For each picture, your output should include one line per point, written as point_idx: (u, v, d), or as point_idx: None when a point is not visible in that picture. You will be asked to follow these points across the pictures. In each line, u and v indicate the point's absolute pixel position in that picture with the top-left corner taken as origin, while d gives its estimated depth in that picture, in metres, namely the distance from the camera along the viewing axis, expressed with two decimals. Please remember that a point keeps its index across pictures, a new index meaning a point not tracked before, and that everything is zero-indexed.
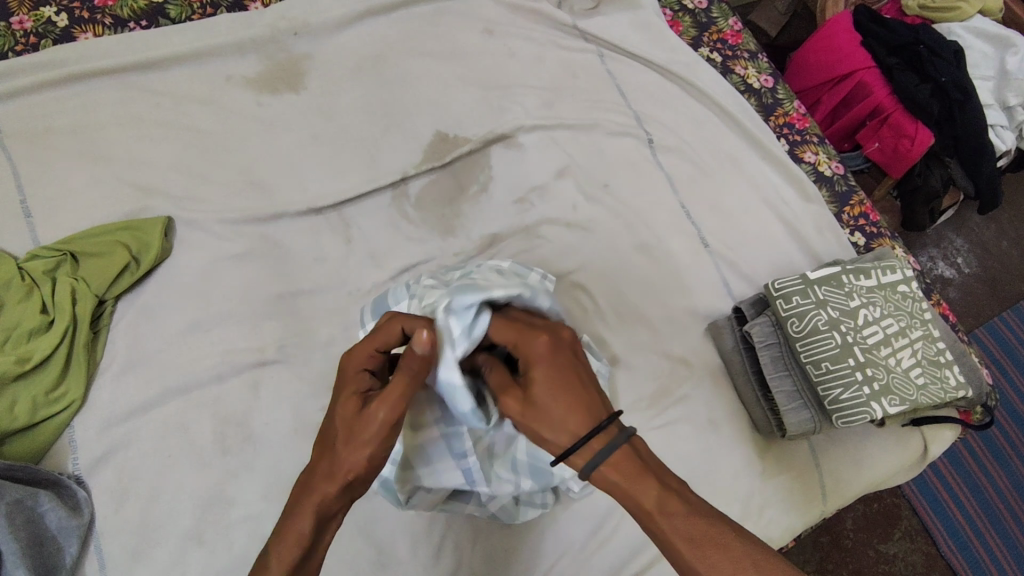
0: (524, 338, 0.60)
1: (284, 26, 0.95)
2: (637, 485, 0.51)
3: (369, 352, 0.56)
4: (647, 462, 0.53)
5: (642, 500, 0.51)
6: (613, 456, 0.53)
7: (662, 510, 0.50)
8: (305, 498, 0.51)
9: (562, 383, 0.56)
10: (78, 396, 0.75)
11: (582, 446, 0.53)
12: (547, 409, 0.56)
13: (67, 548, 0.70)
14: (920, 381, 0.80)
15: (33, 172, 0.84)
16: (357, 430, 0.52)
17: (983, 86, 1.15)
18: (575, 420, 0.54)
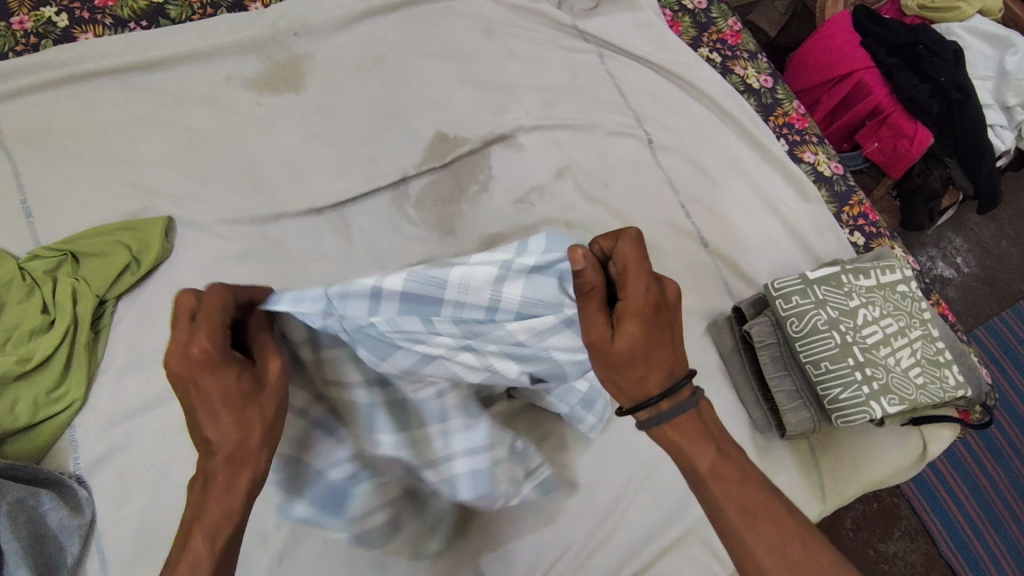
0: (637, 280, 0.50)
1: (285, 27, 0.95)
2: (695, 447, 0.54)
3: (217, 330, 0.52)
4: (708, 427, 0.55)
5: (698, 463, 0.53)
6: (679, 418, 0.53)
7: (718, 475, 0.53)
8: (231, 486, 0.53)
9: (656, 333, 0.52)
10: (79, 396, 0.75)
11: (654, 405, 0.53)
12: (638, 361, 0.52)
13: (68, 547, 0.70)
14: (919, 381, 0.81)
15: (34, 172, 0.84)
16: (260, 403, 0.53)
17: (983, 86, 1.15)
18: (654, 378, 0.53)
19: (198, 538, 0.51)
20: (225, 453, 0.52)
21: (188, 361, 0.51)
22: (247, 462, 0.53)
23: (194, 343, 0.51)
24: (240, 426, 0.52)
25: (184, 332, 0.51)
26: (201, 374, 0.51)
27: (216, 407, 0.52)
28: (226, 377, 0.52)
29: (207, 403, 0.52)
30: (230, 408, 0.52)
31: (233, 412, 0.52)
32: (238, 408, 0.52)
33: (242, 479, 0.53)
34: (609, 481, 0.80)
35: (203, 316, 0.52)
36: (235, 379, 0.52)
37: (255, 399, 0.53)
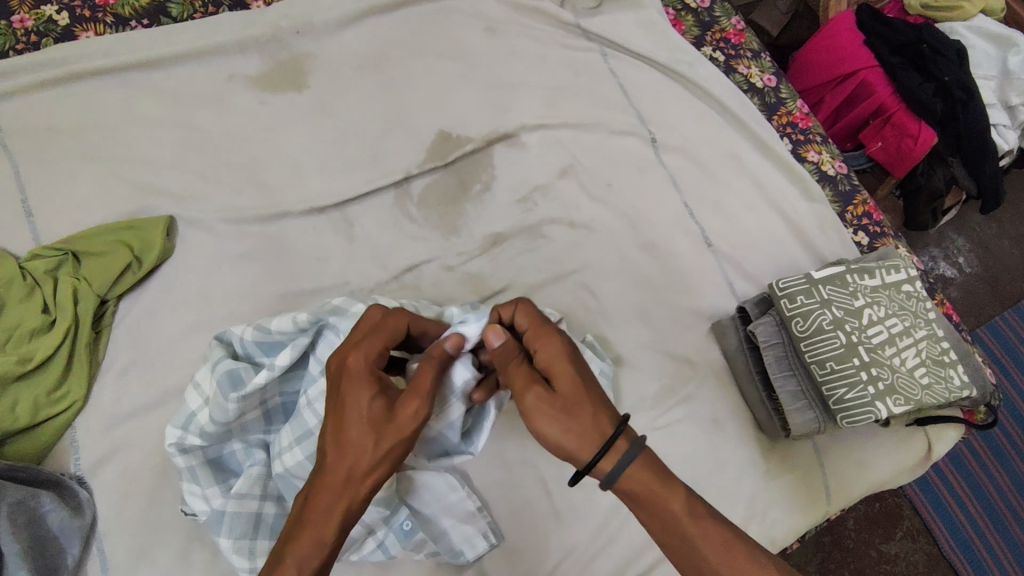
0: (548, 334, 0.59)
1: (287, 25, 0.94)
2: (665, 489, 0.53)
3: (377, 349, 0.56)
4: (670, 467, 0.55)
5: (671, 503, 0.52)
6: (642, 459, 0.53)
7: (690, 514, 0.52)
8: (328, 506, 0.52)
9: (585, 376, 0.57)
10: (80, 396, 0.75)
11: (609, 450, 0.52)
12: (581, 400, 0.55)
13: (69, 549, 0.70)
14: (925, 381, 0.80)
15: (35, 171, 0.84)
16: (387, 430, 0.53)
17: (985, 85, 1.15)
18: (605, 417, 0.54)
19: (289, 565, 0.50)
20: (336, 470, 0.52)
21: (339, 368, 0.55)
22: (350, 489, 0.52)
23: (351, 355, 0.55)
24: (360, 446, 0.53)
25: (352, 341, 0.57)
26: (352, 383, 0.54)
27: (358, 430, 0.53)
28: (362, 394, 0.54)
29: (341, 416, 0.54)
30: (369, 434, 0.53)
31: (363, 432, 0.53)
32: (378, 439, 0.53)
33: (339, 516, 0.52)
34: None
35: (372, 332, 0.57)
36: (382, 407, 0.54)
37: (387, 425, 0.53)
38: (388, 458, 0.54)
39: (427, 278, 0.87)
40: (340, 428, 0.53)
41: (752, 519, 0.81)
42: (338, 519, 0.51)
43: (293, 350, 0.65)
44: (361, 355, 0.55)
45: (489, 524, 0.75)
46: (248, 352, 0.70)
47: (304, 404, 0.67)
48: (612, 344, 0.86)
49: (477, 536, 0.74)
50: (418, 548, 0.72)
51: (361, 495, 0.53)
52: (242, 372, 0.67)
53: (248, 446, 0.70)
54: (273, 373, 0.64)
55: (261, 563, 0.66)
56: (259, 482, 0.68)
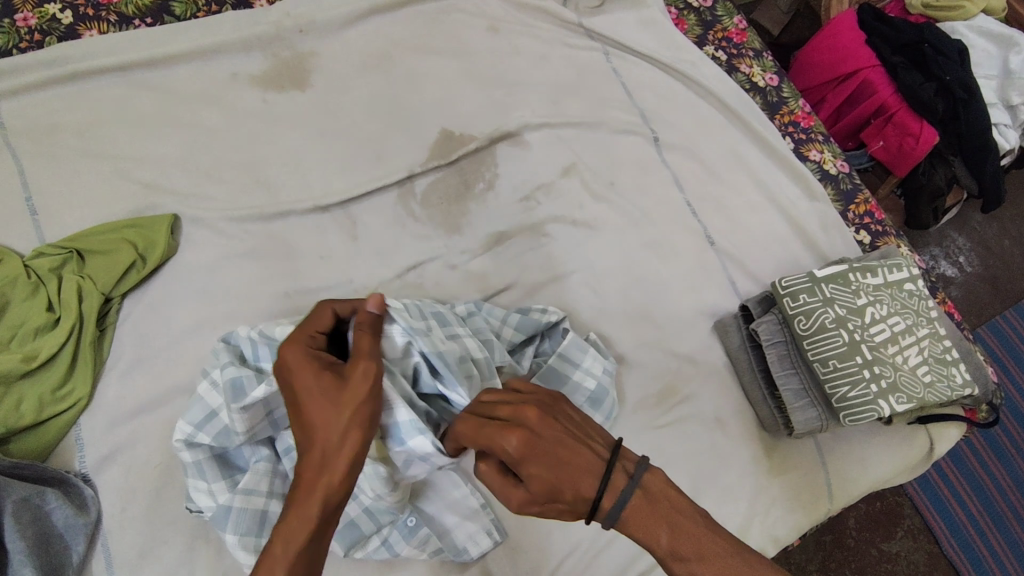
0: (492, 438, 0.51)
1: (290, 24, 0.94)
2: (651, 534, 0.50)
3: (306, 336, 0.59)
4: (661, 502, 0.50)
5: (655, 548, 0.50)
6: (626, 510, 0.50)
7: (676, 552, 0.49)
8: (309, 477, 0.50)
9: (553, 454, 0.50)
10: (85, 393, 0.75)
11: (604, 498, 0.50)
12: (561, 489, 0.50)
13: (73, 546, 0.70)
14: (927, 379, 0.80)
15: (39, 169, 0.84)
16: (344, 395, 0.53)
17: (987, 85, 1.15)
18: (588, 484, 0.49)
19: (278, 545, 0.49)
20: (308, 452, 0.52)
21: (281, 368, 0.56)
22: (326, 459, 0.51)
23: (286, 347, 0.57)
24: (320, 423, 0.52)
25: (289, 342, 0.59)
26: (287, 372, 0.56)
27: (309, 406, 0.53)
28: (304, 371, 0.55)
29: (296, 402, 0.54)
30: (320, 402, 0.53)
31: (320, 408, 0.52)
32: (330, 402, 0.52)
33: (316, 491, 0.50)
34: None
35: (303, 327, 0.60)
36: (327, 376, 0.54)
37: (339, 392, 0.53)
38: (354, 417, 0.52)
39: (430, 277, 0.87)
40: (300, 416, 0.53)
41: (754, 517, 0.81)
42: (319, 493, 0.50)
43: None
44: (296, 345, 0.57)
45: (494, 522, 0.75)
46: (255, 356, 0.70)
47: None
48: (615, 342, 0.86)
49: (481, 534, 0.74)
50: (421, 546, 0.71)
51: (338, 468, 0.51)
52: (242, 379, 0.66)
53: (254, 448, 0.70)
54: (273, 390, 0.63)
55: None
56: (266, 477, 0.69)
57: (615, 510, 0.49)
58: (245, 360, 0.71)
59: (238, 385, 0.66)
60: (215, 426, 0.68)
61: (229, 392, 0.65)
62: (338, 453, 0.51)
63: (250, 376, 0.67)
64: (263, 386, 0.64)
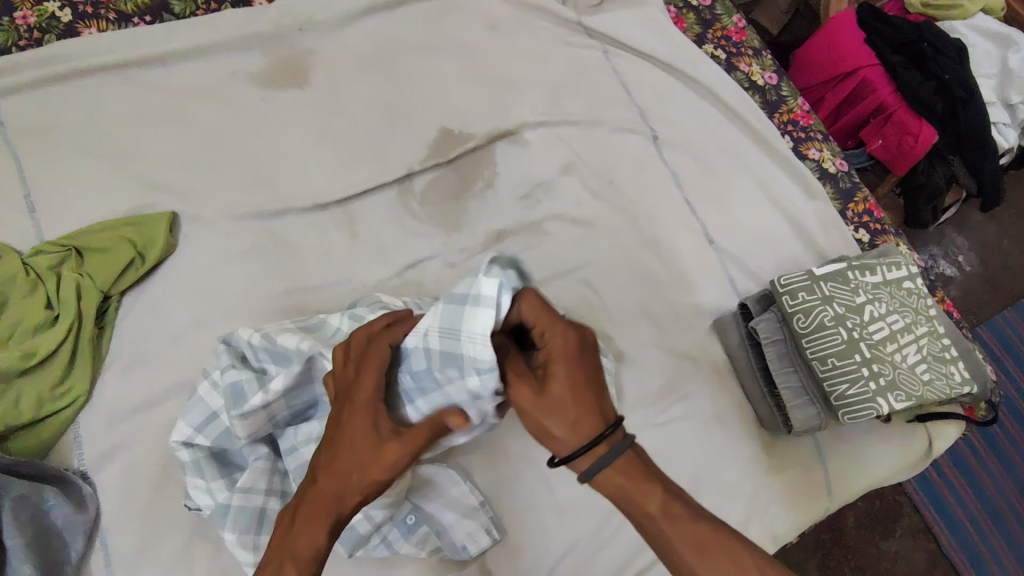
0: (548, 328, 0.52)
1: (289, 22, 0.95)
2: (642, 491, 0.49)
3: (371, 377, 0.54)
4: (649, 465, 0.51)
5: (647, 506, 0.49)
6: (616, 460, 0.49)
7: (667, 516, 0.49)
8: (319, 513, 0.51)
9: (582, 374, 0.51)
10: (84, 391, 0.75)
11: (588, 449, 0.49)
12: (559, 408, 0.50)
13: (72, 544, 0.70)
14: (926, 377, 0.80)
15: (38, 167, 0.84)
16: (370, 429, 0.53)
17: (987, 84, 1.15)
18: (586, 421, 0.50)
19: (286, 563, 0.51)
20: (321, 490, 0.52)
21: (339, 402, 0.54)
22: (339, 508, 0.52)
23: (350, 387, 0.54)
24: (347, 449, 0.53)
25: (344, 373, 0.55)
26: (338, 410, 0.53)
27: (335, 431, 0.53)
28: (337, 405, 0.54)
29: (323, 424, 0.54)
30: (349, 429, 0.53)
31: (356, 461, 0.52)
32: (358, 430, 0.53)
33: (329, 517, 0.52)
34: None
35: (370, 361, 0.54)
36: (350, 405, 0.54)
37: (371, 455, 0.51)
38: (375, 481, 0.52)
39: (430, 275, 0.87)
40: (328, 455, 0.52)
41: (754, 515, 0.81)
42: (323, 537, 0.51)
43: (288, 374, 0.64)
44: (360, 385, 0.53)
45: (492, 519, 0.75)
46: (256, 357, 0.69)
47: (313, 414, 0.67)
48: (614, 340, 0.86)
49: (480, 531, 0.74)
50: (421, 545, 0.72)
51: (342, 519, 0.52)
52: (242, 383, 0.66)
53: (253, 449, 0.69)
54: (269, 397, 0.64)
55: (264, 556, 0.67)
56: (263, 477, 0.68)
57: (600, 462, 0.49)
58: (247, 360, 0.70)
59: (238, 390, 0.66)
60: (215, 428, 0.69)
61: (230, 398, 0.65)
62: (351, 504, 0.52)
63: (249, 380, 0.67)
64: (259, 393, 0.64)
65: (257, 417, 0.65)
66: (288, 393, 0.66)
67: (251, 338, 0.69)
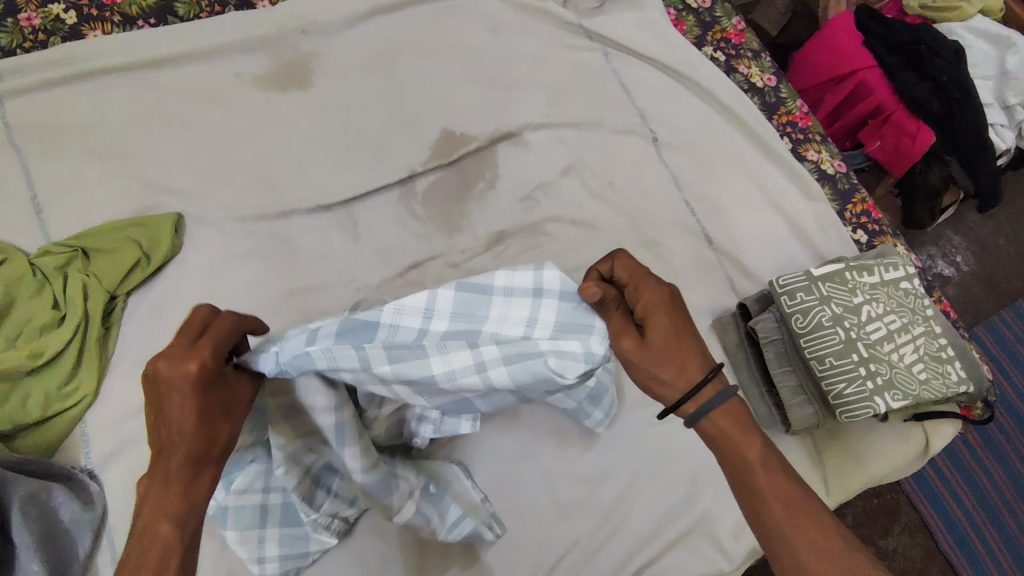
0: (644, 289, 0.57)
1: (293, 25, 0.96)
2: (740, 441, 0.56)
3: (215, 351, 0.53)
4: (748, 421, 0.58)
5: (744, 452, 0.56)
6: (716, 411, 0.57)
7: (765, 467, 0.56)
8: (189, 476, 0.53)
9: (681, 328, 0.57)
10: (91, 390, 0.76)
11: (695, 394, 0.57)
12: (664, 356, 0.57)
13: (80, 541, 0.71)
14: (922, 376, 0.81)
15: (44, 168, 0.85)
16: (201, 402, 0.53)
17: (984, 86, 1.16)
18: (693, 366, 0.57)
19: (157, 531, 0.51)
20: (186, 463, 0.53)
21: (184, 380, 0.51)
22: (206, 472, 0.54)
23: (190, 359, 0.51)
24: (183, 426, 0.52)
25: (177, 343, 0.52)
26: (180, 384, 0.51)
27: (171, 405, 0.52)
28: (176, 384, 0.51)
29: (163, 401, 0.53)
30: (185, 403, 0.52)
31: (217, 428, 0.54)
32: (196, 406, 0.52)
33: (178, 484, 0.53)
34: (614, 476, 0.81)
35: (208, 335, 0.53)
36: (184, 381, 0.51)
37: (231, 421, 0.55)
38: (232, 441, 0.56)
39: (432, 275, 0.88)
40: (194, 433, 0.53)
41: None
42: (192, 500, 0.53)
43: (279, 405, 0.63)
44: (205, 357, 0.52)
45: (493, 515, 0.76)
46: None
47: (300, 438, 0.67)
48: None
49: (481, 526, 0.74)
50: (442, 515, 0.73)
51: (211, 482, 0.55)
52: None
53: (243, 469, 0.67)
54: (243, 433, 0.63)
55: (268, 552, 0.68)
56: (262, 477, 0.68)
57: (707, 406, 0.57)
58: None
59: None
60: None
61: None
62: (215, 466, 0.55)
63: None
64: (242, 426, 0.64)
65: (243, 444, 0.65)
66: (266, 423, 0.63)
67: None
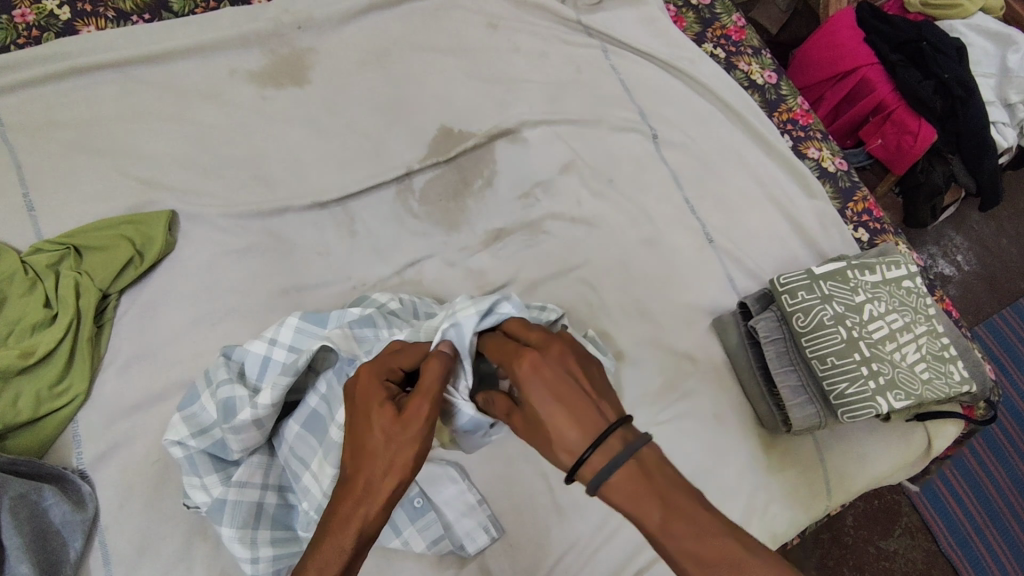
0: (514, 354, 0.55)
1: (288, 20, 0.94)
2: (640, 504, 0.45)
3: (386, 370, 0.57)
4: (644, 480, 0.45)
5: (646, 524, 0.44)
6: (614, 475, 0.46)
7: (667, 532, 0.44)
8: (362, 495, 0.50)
9: (555, 387, 0.51)
10: (82, 390, 0.75)
11: (586, 462, 0.47)
12: (543, 429, 0.50)
13: (71, 543, 0.69)
14: (925, 376, 0.80)
15: (35, 165, 0.84)
16: (394, 425, 0.52)
17: (985, 83, 1.15)
18: (572, 432, 0.49)
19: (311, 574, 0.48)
20: (349, 483, 0.51)
21: (354, 394, 0.55)
22: (371, 490, 0.50)
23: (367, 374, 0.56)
24: (369, 444, 0.51)
25: (377, 363, 0.57)
26: (367, 391, 0.55)
27: (361, 423, 0.53)
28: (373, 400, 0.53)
29: (354, 422, 0.53)
30: (375, 417, 0.53)
31: (380, 438, 0.52)
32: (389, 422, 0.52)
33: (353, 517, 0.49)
34: None
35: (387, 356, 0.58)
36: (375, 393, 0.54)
37: (400, 427, 0.51)
38: (403, 460, 0.51)
39: (429, 274, 0.87)
40: (358, 446, 0.52)
41: (752, 513, 0.81)
42: (355, 526, 0.49)
43: (274, 390, 0.64)
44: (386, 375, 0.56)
45: (490, 517, 0.75)
46: (256, 375, 0.69)
47: (292, 432, 0.68)
48: (614, 339, 0.86)
49: (478, 529, 0.74)
50: (424, 530, 0.72)
51: (376, 509, 0.50)
52: (235, 398, 0.67)
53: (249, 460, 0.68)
54: (258, 413, 0.64)
55: (263, 552, 0.66)
56: (262, 470, 0.69)
57: (608, 466, 0.46)
58: (246, 376, 0.70)
59: (230, 405, 0.67)
60: (208, 437, 0.68)
61: (221, 413, 0.67)
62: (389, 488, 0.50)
63: (243, 396, 0.68)
64: (247, 409, 0.64)
65: (250, 431, 0.66)
66: (278, 405, 0.66)
67: (259, 349, 0.70)
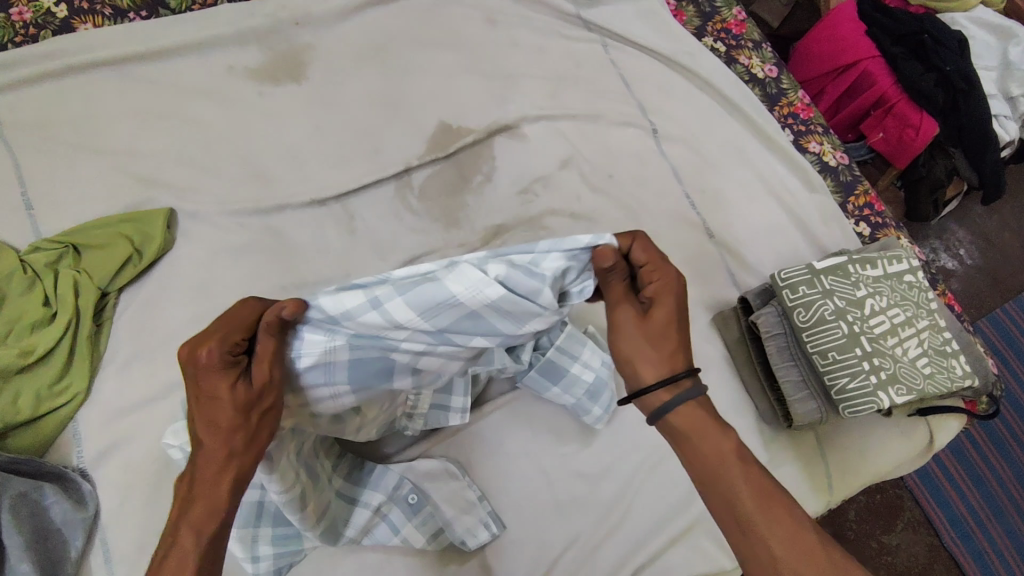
0: (661, 268, 0.57)
1: (286, 16, 0.94)
2: (709, 435, 0.55)
3: (229, 340, 0.50)
4: (716, 418, 0.56)
5: (722, 446, 0.55)
6: (684, 406, 0.56)
7: (737, 457, 0.54)
8: (227, 453, 0.51)
9: (678, 309, 0.58)
10: (81, 389, 0.75)
11: (667, 384, 0.56)
12: (656, 338, 0.57)
13: (72, 541, 0.69)
14: (926, 370, 0.80)
15: (33, 163, 0.84)
16: (250, 409, 0.51)
17: (986, 76, 1.14)
18: (677, 357, 0.57)
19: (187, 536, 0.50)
20: (212, 450, 0.51)
21: (189, 367, 0.50)
22: (229, 461, 0.51)
23: (202, 348, 0.49)
24: (225, 423, 0.50)
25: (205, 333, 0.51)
26: (209, 372, 0.50)
27: (214, 404, 0.50)
28: (220, 383, 0.50)
29: (202, 399, 0.51)
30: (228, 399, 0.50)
31: (227, 415, 0.50)
32: (242, 408, 0.50)
33: (225, 478, 0.51)
34: (614, 473, 0.79)
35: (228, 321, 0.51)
36: (219, 373, 0.50)
37: (248, 405, 0.51)
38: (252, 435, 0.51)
39: None
40: (211, 419, 0.51)
41: None
42: (227, 486, 0.51)
43: None
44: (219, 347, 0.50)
45: (491, 514, 0.75)
46: None
47: None
48: None
49: (478, 526, 0.74)
50: (418, 528, 0.72)
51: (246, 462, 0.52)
52: None
53: None
54: None
55: (261, 551, 0.66)
56: None
57: (695, 391, 0.56)
58: None
59: None
60: None
61: None
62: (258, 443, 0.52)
63: None
64: None
65: None
66: None
67: None
